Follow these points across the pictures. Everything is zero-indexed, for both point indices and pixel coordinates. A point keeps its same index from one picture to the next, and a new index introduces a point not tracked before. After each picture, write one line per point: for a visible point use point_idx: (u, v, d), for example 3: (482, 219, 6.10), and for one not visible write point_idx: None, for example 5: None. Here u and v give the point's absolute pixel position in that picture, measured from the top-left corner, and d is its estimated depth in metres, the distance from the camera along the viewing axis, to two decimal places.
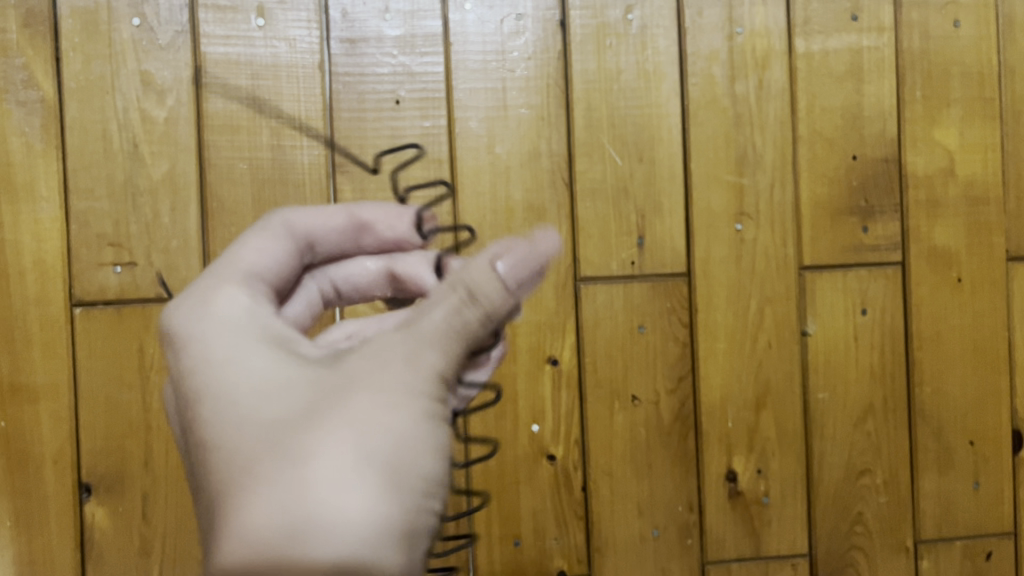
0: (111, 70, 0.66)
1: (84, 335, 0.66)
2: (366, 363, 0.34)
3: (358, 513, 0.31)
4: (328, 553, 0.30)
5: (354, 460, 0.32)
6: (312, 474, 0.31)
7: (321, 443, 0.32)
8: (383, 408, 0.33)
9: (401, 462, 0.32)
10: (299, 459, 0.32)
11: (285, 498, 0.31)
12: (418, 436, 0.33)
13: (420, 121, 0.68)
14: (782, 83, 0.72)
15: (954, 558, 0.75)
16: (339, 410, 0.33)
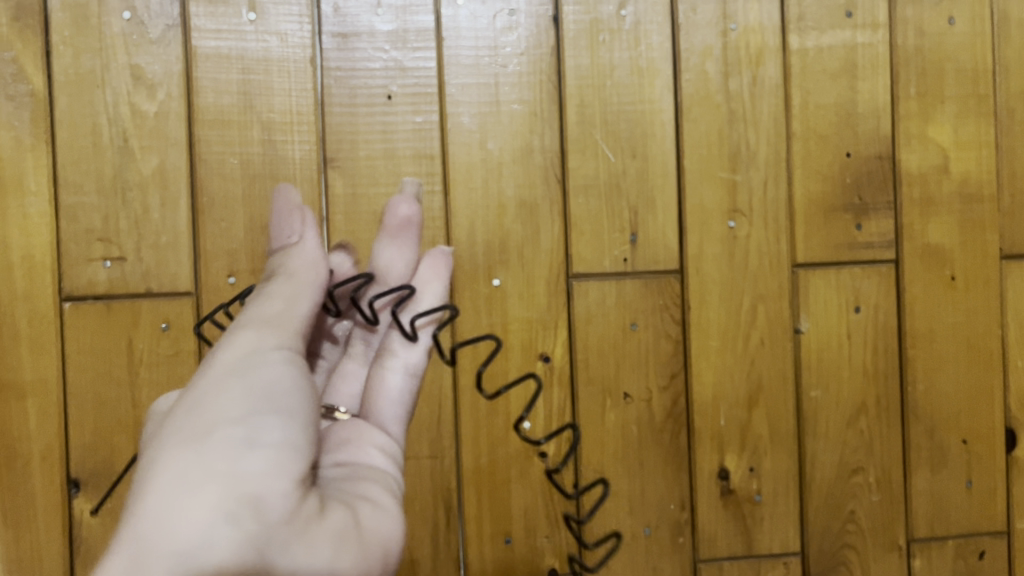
0: (101, 64, 0.65)
1: (74, 330, 0.65)
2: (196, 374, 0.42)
3: (175, 477, 0.36)
4: (149, 519, 0.35)
5: (168, 443, 0.38)
6: (144, 470, 0.38)
7: (155, 446, 0.39)
8: (199, 397, 0.40)
9: (213, 428, 0.38)
10: (140, 467, 0.38)
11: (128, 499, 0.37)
12: (223, 401, 0.39)
13: (412, 117, 0.68)
14: (776, 80, 0.71)
15: (947, 556, 0.75)
16: (171, 417, 0.40)
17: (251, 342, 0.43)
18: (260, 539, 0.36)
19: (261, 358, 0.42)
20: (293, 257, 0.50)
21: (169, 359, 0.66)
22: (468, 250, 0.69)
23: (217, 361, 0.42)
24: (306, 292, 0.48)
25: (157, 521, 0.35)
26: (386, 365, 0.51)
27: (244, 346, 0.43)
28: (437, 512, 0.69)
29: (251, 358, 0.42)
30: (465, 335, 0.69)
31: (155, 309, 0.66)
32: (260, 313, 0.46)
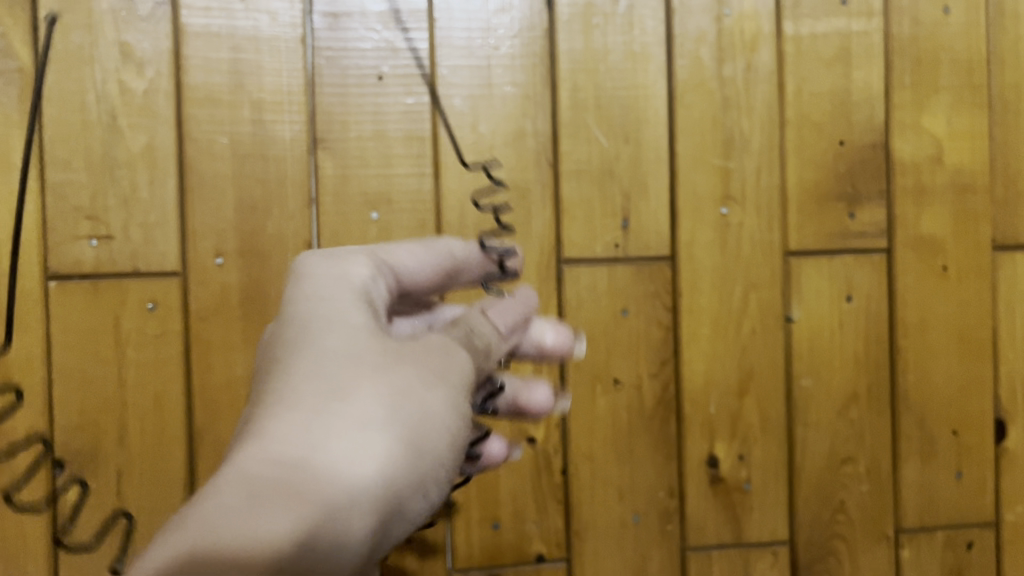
0: (90, 41, 0.65)
1: (59, 308, 0.65)
2: (416, 348, 0.39)
3: (371, 459, 0.34)
4: (330, 484, 0.32)
5: (381, 410, 0.35)
6: (346, 416, 0.35)
7: (368, 398, 0.36)
8: (417, 383, 0.37)
9: (420, 432, 0.36)
10: (345, 401, 0.35)
11: (321, 428, 0.34)
12: (435, 407, 0.37)
13: (403, 98, 0.68)
14: (771, 66, 0.71)
15: (936, 547, 0.75)
16: (387, 373, 0.37)
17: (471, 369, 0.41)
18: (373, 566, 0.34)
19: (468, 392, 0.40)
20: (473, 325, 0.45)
21: (156, 340, 0.66)
22: (458, 234, 0.68)
23: (449, 364, 0.39)
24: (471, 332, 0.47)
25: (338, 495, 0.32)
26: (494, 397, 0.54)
27: (467, 368, 0.40)
28: None
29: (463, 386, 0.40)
30: None
31: (142, 288, 0.65)
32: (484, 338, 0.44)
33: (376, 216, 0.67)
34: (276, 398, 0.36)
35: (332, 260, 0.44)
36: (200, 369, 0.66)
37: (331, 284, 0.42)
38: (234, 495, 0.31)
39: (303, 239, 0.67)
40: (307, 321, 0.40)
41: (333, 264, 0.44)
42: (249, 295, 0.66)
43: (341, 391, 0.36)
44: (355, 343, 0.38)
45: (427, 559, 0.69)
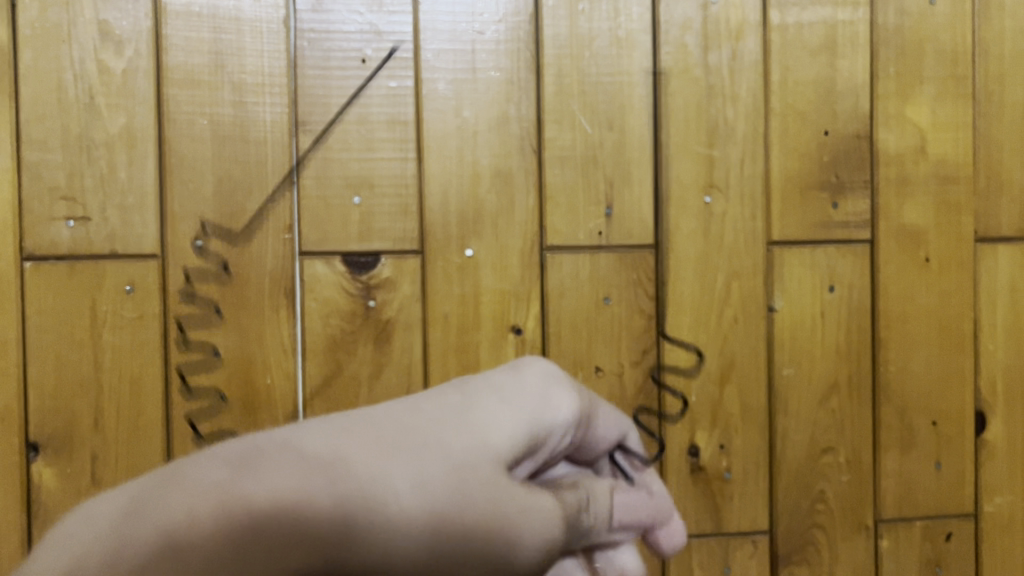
0: (67, 18, 0.64)
1: (35, 289, 0.64)
2: (518, 501, 0.37)
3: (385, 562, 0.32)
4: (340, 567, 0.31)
5: (435, 535, 0.33)
6: (408, 503, 0.32)
7: (416, 510, 0.33)
8: (481, 536, 0.35)
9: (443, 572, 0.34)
10: (422, 492, 0.33)
11: (385, 516, 0.32)
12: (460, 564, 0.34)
13: (387, 82, 0.67)
14: (756, 55, 0.71)
15: (915, 538, 0.75)
16: (476, 503, 0.35)
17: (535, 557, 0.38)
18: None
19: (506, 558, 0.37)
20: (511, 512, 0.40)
21: (133, 323, 0.65)
22: (441, 220, 0.68)
23: (522, 538, 0.36)
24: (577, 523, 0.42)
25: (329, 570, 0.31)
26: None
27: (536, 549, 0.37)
28: None
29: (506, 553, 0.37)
30: (435, 306, 0.68)
31: (120, 270, 0.65)
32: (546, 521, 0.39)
33: (357, 201, 0.67)
34: (384, 431, 0.34)
35: (547, 387, 0.42)
36: (178, 353, 0.65)
37: (522, 406, 0.40)
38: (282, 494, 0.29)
39: (283, 223, 0.66)
40: (464, 409, 0.38)
41: (534, 389, 0.41)
42: (229, 279, 0.66)
43: (425, 480, 0.33)
44: (478, 454, 0.36)
45: None
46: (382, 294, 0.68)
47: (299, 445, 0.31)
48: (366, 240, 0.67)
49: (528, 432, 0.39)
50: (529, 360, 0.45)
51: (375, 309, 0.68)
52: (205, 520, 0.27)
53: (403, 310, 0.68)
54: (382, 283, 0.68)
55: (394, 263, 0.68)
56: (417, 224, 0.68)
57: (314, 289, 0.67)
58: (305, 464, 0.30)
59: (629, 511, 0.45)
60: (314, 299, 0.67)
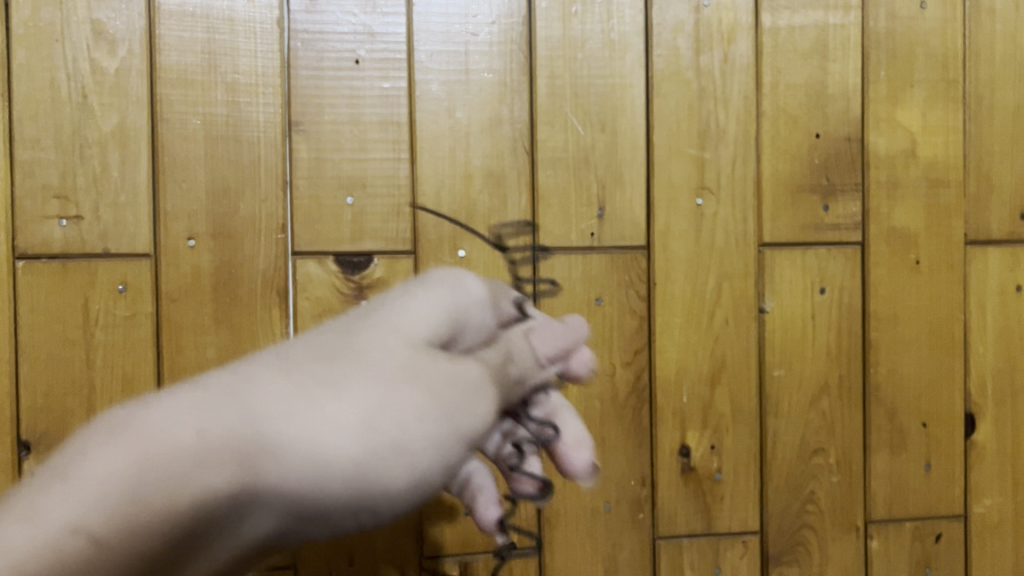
0: (60, 18, 0.64)
1: (27, 288, 0.64)
2: (444, 380, 0.35)
3: (323, 466, 0.30)
4: (271, 480, 0.29)
5: (362, 427, 0.31)
6: (338, 391, 0.31)
7: (351, 390, 0.32)
8: (415, 415, 0.33)
9: (387, 464, 0.32)
10: (343, 384, 0.32)
11: (298, 418, 0.30)
12: (420, 443, 0.33)
13: (380, 82, 0.67)
14: (747, 58, 0.71)
15: (904, 539, 0.76)
16: (398, 384, 0.33)
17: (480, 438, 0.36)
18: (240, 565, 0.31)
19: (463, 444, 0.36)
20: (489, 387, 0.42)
21: (126, 322, 0.65)
22: (433, 221, 0.68)
23: (469, 412, 0.36)
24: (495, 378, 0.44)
25: (262, 487, 0.29)
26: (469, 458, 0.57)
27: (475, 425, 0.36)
28: None
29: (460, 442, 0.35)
30: None
31: (113, 269, 0.65)
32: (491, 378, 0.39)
33: (350, 201, 0.67)
34: (293, 346, 0.34)
35: (450, 296, 0.44)
36: (170, 352, 0.66)
37: (416, 317, 0.39)
38: (174, 422, 0.27)
39: (276, 223, 0.66)
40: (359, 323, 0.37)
41: (429, 294, 0.43)
42: (221, 278, 0.66)
43: (344, 367, 0.33)
44: (388, 342, 0.36)
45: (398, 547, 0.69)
46: (374, 294, 0.68)
47: (186, 382, 0.30)
48: (359, 241, 0.67)
49: (426, 331, 0.39)
50: (430, 273, 0.48)
51: None
52: (104, 458, 0.26)
53: None
54: (375, 284, 0.68)
55: (387, 264, 0.68)
56: (410, 225, 0.68)
57: (306, 288, 0.67)
58: (213, 383, 0.30)
59: (541, 329, 0.44)
60: (306, 298, 0.67)
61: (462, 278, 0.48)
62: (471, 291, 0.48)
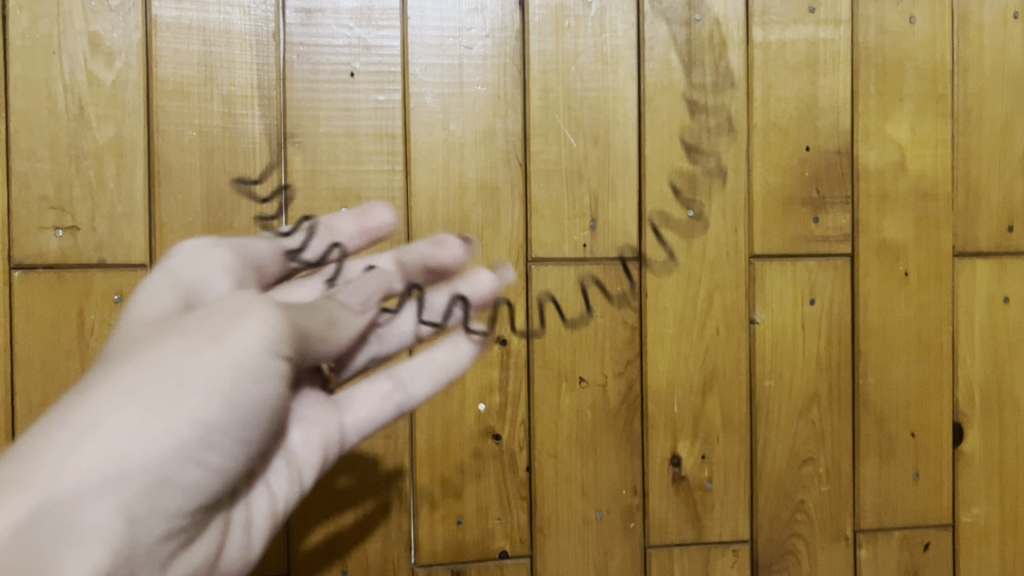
0: (57, 30, 0.64)
1: (23, 297, 0.64)
2: (202, 324, 0.41)
3: (117, 449, 0.36)
4: (71, 485, 0.35)
5: (126, 403, 0.37)
6: (94, 400, 0.37)
7: (106, 389, 0.37)
8: (175, 361, 0.39)
9: (173, 408, 0.37)
10: (99, 391, 0.37)
11: (66, 434, 0.35)
12: (200, 383, 0.38)
13: (375, 95, 0.68)
14: (738, 72, 0.72)
15: (893, 548, 0.76)
16: (148, 355, 0.39)
17: (273, 336, 0.41)
18: (138, 562, 0.37)
19: (263, 367, 0.40)
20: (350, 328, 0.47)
21: None
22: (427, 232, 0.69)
23: (229, 337, 0.40)
24: (330, 342, 0.45)
25: (73, 498, 0.35)
26: (390, 389, 0.52)
27: (259, 328, 0.41)
28: (389, 490, 0.69)
29: (252, 364, 0.40)
30: None
31: (109, 280, 0.65)
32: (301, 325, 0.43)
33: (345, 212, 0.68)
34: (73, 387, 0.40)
35: (205, 258, 0.48)
36: None
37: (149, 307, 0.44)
38: None
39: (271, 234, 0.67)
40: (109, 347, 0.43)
41: (187, 275, 0.47)
42: None
43: (101, 377, 0.39)
44: (143, 338, 0.41)
45: (391, 555, 0.70)
46: None
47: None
48: None
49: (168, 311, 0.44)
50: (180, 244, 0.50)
51: None
52: None
53: None
54: None
55: None
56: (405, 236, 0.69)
57: None
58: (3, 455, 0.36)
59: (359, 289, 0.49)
60: None
61: (186, 254, 0.48)
62: (202, 264, 0.48)
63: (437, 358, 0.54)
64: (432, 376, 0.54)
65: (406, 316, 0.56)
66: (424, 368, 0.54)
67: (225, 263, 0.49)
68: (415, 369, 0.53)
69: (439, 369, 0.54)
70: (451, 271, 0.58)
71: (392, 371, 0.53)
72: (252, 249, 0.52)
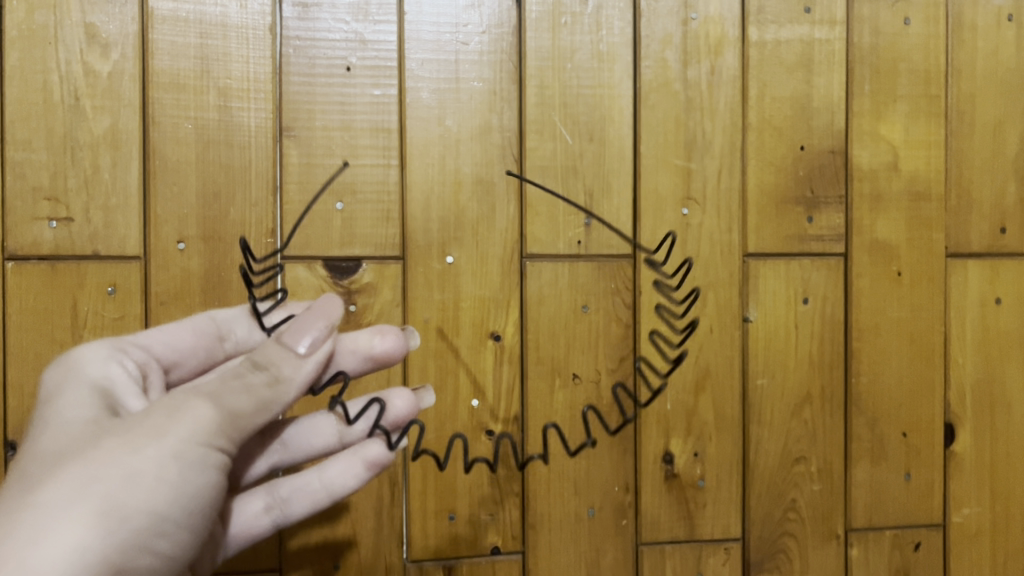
0: (54, 21, 0.64)
1: (15, 288, 0.64)
2: (142, 416, 0.41)
3: (75, 549, 0.36)
4: None
5: (81, 500, 0.38)
6: (39, 499, 0.37)
7: (53, 487, 0.38)
8: (123, 454, 0.39)
9: (129, 504, 0.39)
10: (43, 488, 0.38)
11: (21, 537, 0.36)
12: (150, 479, 0.39)
13: (371, 89, 0.68)
14: (733, 71, 0.72)
15: (883, 547, 0.77)
16: (90, 450, 0.39)
17: (215, 427, 0.41)
18: None
19: (208, 459, 0.41)
20: (284, 364, 0.44)
21: (114, 323, 0.65)
22: (422, 227, 0.69)
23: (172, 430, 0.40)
24: (276, 402, 0.44)
25: None
26: (271, 502, 0.54)
27: (200, 421, 0.41)
28: (382, 486, 0.69)
29: (199, 457, 0.41)
30: (417, 311, 0.69)
31: (102, 271, 0.65)
32: (231, 403, 0.42)
33: (340, 207, 0.68)
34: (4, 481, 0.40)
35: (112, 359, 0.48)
36: None
37: (68, 406, 0.43)
38: None
39: (266, 227, 0.67)
40: (29, 440, 0.42)
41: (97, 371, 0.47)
42: (210, 281, 0.66)
43: (39, 474, 0.38)
44: (75, 432, 0.41)
45: (383, 550, 0.69)
46: (362, 299, 0.68)
47: None
48: (348, 246, 0.68)
49: (87, 407, 0.43)
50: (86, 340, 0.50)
51: (355, 314, 0.68)
52: None
53: (384, 314, 0.68)
54: (363, 288, 0.68)
55: (375, 269, 0.68)
56: (399, 231, 0.69)
57: (295, 292, 0.67)
58: None
59: (301, 330, 0.46)
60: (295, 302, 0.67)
61: (89, 357, 0.47)
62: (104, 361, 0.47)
63: (325, 476, 0.54)
64: (311, 497, 0.54)
65: (327, 423, 0.58)
66: (314, 497, 0.54)
67: (127, 372, 0.48)
68: (304, 500, 0.54)
69: (320, 490, 0.54)
70: (391, 357, 0.57)
71: (273, 486, 0.55)
72: (164, 340, 0.53)
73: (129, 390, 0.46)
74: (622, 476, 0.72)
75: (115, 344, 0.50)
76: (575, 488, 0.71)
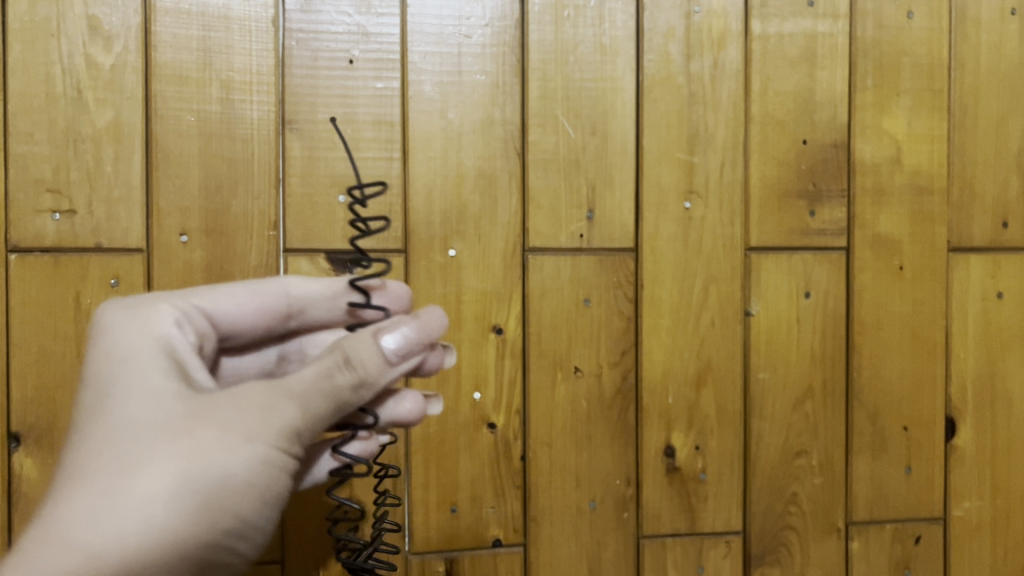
0: (56, 13, 0.64)
1: (18, 280, 0.64)
2: (227, 406, 0.41)
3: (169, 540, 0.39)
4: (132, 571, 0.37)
5: (173, 495, 0.39)
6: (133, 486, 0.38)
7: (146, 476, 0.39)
8: (215, 453, 0.40)
9: (215, 500, 0.40)
10: (139, 473, 0.39)
11: (123, 525, 0.38)
12: (238, 477, 0.40)
13: (373, 82, 0.68)
14: (736, 64, 0.72)
15: (884, 540, 0.77)
16: (179, 442, 0.40)
17: (300, 430, 0.41)
18: None
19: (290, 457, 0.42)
20: (374, 371, 0.43)
21: None
22: (424, 220, 0.69)
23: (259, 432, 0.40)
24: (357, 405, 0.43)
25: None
26: None
27: (285, 424, 0.41)
28: None
29: (283, 455, 0.42)
30: (419, 304, 0.69)
31: (106, 264, 0.65)
32: (317, 407, 0.42)
33: (342, 199, 0.68)
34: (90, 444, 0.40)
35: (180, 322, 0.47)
36: None
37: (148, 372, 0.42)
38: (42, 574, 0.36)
39: (268, 220, 0.67)
40: (101, 408, 0.41)
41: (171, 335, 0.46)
42: (213, 273, 0.66)
43: (130, 454, 0.39)
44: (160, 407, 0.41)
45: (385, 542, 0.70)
46: None
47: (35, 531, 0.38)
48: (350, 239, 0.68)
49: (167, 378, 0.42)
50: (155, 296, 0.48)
51: None
52: None
53: None
54: None
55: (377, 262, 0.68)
56: (401, 224, 0.69)
57: None
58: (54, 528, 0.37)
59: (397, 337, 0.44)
60: None
61: (162, 318, 0.46)
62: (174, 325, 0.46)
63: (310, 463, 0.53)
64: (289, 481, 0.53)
65: None
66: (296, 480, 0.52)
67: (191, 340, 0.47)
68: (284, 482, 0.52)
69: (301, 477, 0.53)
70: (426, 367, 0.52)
71: None
72: (228, 306, 0.52)
73: (192, 361, 0.45)
74: (624, 469, 0.72)
75: (184, 306, 0.48)
76: (576, 481, 0.72)
